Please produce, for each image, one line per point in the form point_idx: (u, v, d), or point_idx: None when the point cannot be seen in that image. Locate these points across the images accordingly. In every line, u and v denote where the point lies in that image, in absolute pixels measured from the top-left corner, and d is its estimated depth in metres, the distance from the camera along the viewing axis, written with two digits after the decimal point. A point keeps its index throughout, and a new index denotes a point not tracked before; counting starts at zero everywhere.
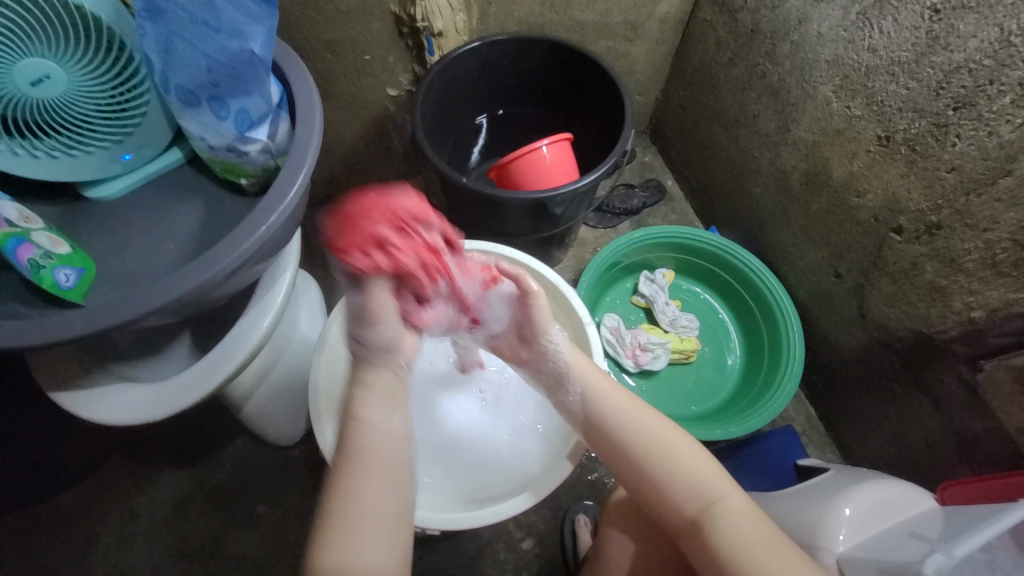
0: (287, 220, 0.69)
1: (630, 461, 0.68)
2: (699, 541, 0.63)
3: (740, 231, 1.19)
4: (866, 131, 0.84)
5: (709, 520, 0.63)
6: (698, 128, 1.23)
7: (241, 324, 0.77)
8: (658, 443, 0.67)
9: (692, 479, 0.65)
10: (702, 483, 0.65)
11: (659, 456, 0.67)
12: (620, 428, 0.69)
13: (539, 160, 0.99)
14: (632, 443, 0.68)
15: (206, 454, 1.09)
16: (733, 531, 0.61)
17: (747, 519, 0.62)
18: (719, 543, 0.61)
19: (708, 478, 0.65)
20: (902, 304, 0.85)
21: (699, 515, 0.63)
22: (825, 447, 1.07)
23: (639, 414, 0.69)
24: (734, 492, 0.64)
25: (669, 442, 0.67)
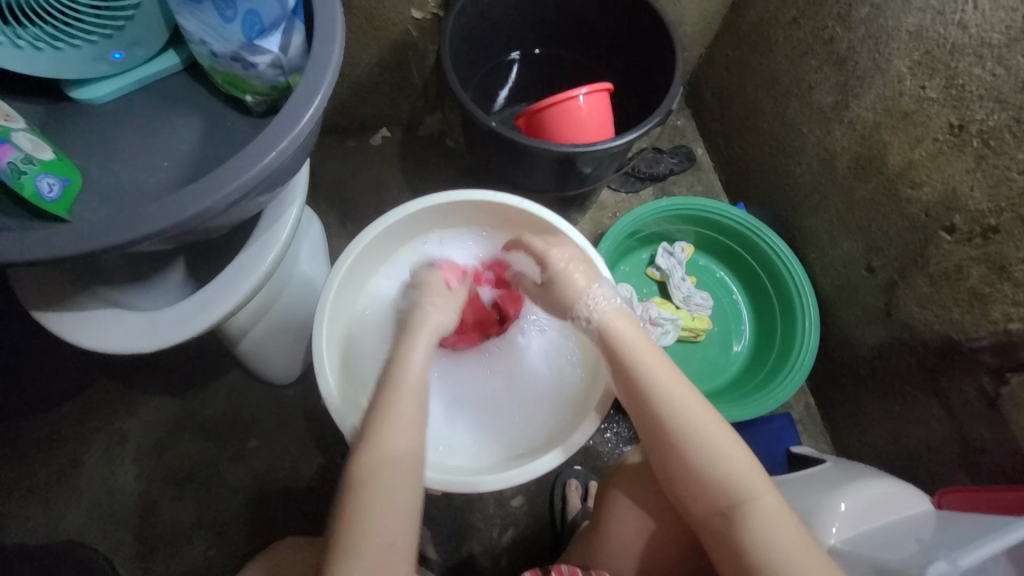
0: (298, 148, 0.62)
1: (670, 444, 0.66)
2: (722, 533, 0.62)
3: (769, 212, 1.13)
4: (937, 117, 0.77)
5: (741, 516, 0.61)
6: (742, 94, 1.13)
7: (243, 256, 0.71)
8: (704, 434, 0.64)
9: (730, 474, 0.63)
10: (739, 478, 0.62)
11: (701, 446, 0.64)
12: (666, 400, 0.66)
13: (574, 110, 0.90)
14: (678, 427, 0.65)
15: (198, 385, 1.06)
16: (764, 531, 0.59)
17: (783, 523, 0.60)
18: (746, 539, 0.60)
19: (746, 475, 0.62)
20: (935, 307, 0.82)
21: (729, 508, 0.62)
22: (820, 437, 1.07)
23: (684, 397, 0.67)
24: (771, 494, 0.62)
25: (707, 431, 0.65)
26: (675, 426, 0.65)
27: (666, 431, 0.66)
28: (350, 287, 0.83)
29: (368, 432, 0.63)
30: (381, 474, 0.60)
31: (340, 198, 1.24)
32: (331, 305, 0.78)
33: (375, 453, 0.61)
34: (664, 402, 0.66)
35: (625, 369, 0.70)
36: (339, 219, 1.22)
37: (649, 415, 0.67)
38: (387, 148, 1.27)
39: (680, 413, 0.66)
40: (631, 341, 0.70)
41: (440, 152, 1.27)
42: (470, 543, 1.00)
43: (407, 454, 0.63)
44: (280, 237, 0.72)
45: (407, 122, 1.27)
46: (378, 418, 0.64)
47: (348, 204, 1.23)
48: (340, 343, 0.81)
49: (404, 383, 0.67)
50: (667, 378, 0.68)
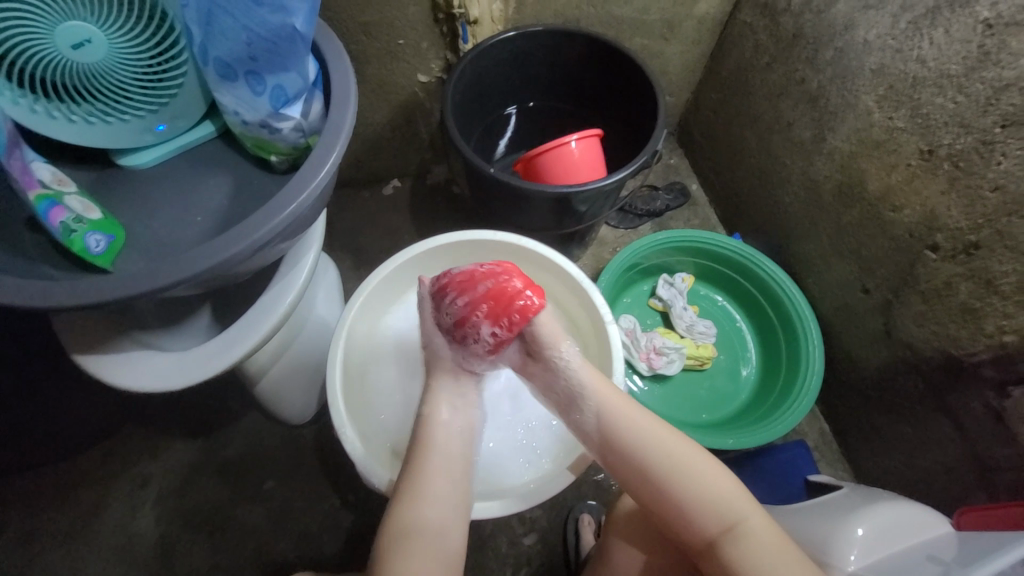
0: (316, 199, 0.69)
1: (653, 481, 0.67)
2: (716, 558, 0.63)
3: (764, 241, 1.17)
4: (908, 144, 0.82)
5: (732, 539, 0.63)
6: (728, 133, 1.21)
7: (264, 299, 0.78)
8: (685, 466, 0.66)
9: (712, 499, 0.65)
10: (722, 502, 0.64)
11: (680, 474, 0.66)
12: (638, 446, 0.68)
13: (567, 155, 0.98)
14: (659, 464, 0.67)
15: (218, 426, 1.10)
16: (756, 551, 0.61)
17: (773, 540, 0.62)
18: (740, 561, 0.62)
19: (731, 499, 0.65)
20: (930, 324, 0.83)
21: (720, 534, 0.63)
22: (836, 464, 1.05)
23: (660, 433, 0.69)
24: (756, 514, 0.64)
25: (687, 459, 0.67)
26: (658, 463, 0.67)
27: (648, 469, 0.67)
28: (361, 324, 0.88)
29: (409, 487, 0.68)
30: (431, 531, 0.65)
31: (354, 245, 1.32)
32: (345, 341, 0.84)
33: (421, 512, 0.66)
34: (639, 444, 0.69)
35: (604, 418, 0.71)
36: (353, 264, 1.30)
37: (630, 457, 0.69)
38: (398, 197, 1.37)
39: (660, 449, 0.68)
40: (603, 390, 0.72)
41: (447, 198, 1.36)
42: None
43: (451, 505, 0.68)
44: (298, 280, 0.79)
45: (416, 173, 1.37)
46: (420, 475, 0.68)
47: (362, 250, 1.31)
48: (352, 378, 0.85)
49: (446, 438, 0.71)
50: (643, 418, 0.70)
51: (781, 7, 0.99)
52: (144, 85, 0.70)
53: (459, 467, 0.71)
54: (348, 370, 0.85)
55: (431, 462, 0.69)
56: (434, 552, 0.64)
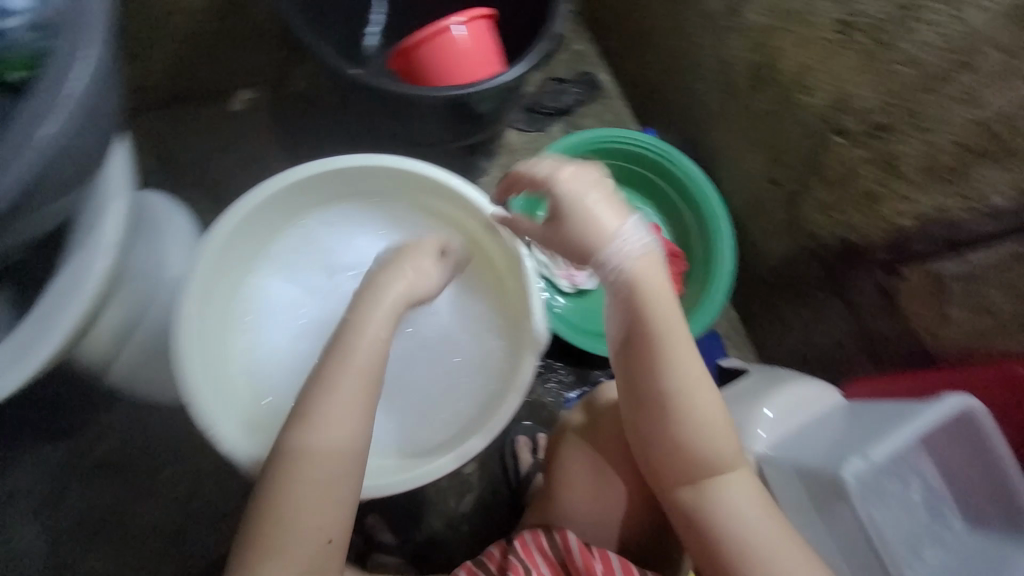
0: (83, 135, 0.47)
1: (664, 416, 0.61)
2: (689, 502, 0.61)
3: (679, 133, 1.10)
4: (825, 14, 0.73)
5: (715, 488, 0.60)
6: (638, 6, 1.05)
7: (57, 284, 0.57)
8: (707, 409, 0.61)
9: (712, 453, 0.60)
10: (722, 457, 0.60)
11: (689, 428, 0.60)
12: (655, 375, 0.61)
13: (454, 45, 0.78)
14: (676, 406, 0.61)
15: (88, 421, 0.93)
16: (735, 507, 0.59)
17: (754, 498, 0.60)
18: (714, 510, 0.60)
19: (734, 453, 0.61)
20: (833, 213, 0.83)
21: (705, 478, 0.60)
22: (744, 348, 1.13)
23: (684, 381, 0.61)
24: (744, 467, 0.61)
25: (705, 416, 0.60)
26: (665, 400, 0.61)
27: (662, 403, 0.61)
28: (218, 287, 0.70)
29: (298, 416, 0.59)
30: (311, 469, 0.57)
31: (209, 180, 1.05)
32: (202, 316, 0.67)
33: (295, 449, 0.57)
34: (657, 370, 0.61)
35: (643, 344, 0.62)
36: (214, 206, 1.05)
37: (649, 386, 0.62)
38: (254, 113, 1.09)
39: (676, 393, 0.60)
40: (671, 324, 0.62)
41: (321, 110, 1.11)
42: (429, 518, 0.99)
43: (335, 455, 0.58)
44: (97, 254, 0.57)
45: (271, 80, 1.09)
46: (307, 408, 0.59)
47: (223, 186, 1.06)
48: (213, 359, 0.67)
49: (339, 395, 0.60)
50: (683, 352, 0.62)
51: None
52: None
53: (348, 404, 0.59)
54: (209, 350, 0.68)
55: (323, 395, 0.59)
56: (312, 510, 0.56)
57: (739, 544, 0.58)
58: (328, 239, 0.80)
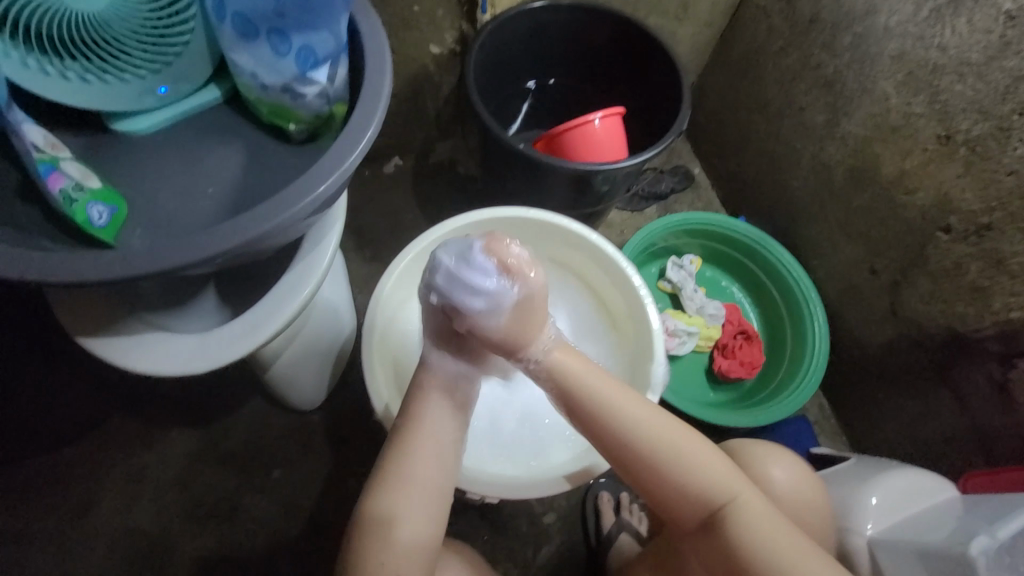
0: (344, 181, 0.63)
1: (644, 472, 0.65)
2: (716, 541, 0.62)
3: (770, 223, 1.20)
4: (924, 129, 0.84)
5: (723, 520, 0.62)
6: (735, 115, 1.22)
7: (286, 279, 0.72)
8: (677, 447, 0.64)
9: (707, 481, 0.63)
10: (716, 483, 0.63)
11: (668, 461, 0.63)
12: (622, 423, 0.65)
13: (591, 133, 0.96)
14: (651, 454, 0.64)
15: (220, 416, 1.04)
16: (748, 534, 0.60)
17: (763, 520, 0.61)
18: (735, 544, 0.60)
19: (722, 478, 0.63)
20: (939, 302, 0.87)
21: (713, 516, 0.62)
22: (836, 437, 1.10)
23: (654, 419, 0.65)
24: (745, 490, 0.62)
25: (681, 448, 0.64)
26: (643, 446, 0.64)
27: (637, 460, 0.64)
28: (392, 307, 0.84)
29: (383, 474, 0.65)
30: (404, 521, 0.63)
31: (356, 225, 1.26)
32: (378, 325, 0.80)
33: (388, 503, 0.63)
34: (625, 426, 0.65)
35: (592, 412, 0.66)
36: (356, 245, 1.24)
37: (616, 448, 0.65)
38: (400, 176, 1.31)
39: (647, 437, 0.64)
40: (607, 394, 0.66)
41: (453, 178, 1.32)
42: (506, 564, 0.99)
43: (420, 522, 0.64)
44: (322, 259, 0.72)
45: (418, 151, 1.32)
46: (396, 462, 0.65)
47: (365, 230, 1.26)
48: (388, 366, 0.80)
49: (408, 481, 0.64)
50: (624, 403, 0.65)
51: None
52: (142, 41, 0.67)
53: (434, 448, 0.67)
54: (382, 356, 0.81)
55: (411, 438, 0.66)
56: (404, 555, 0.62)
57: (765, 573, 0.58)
58: None
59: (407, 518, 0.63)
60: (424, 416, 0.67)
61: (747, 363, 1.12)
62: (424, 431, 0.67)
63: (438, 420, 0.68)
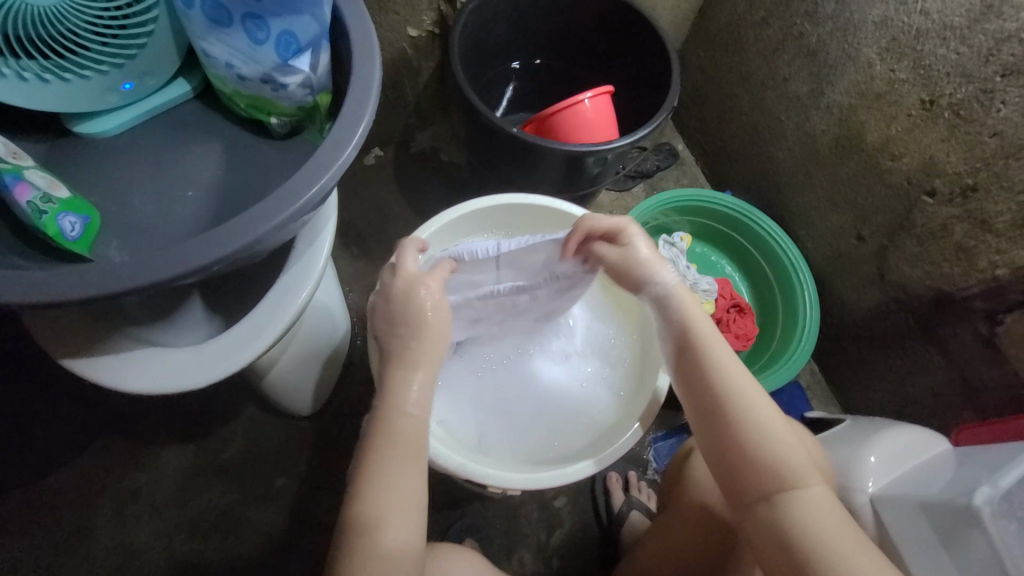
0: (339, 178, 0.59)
1: (725, 425, 0.61)
2: (767, 517, 0.57)
3: (756, 196, 1.21)
4: (909, 95, 0.86)
5: (786, 501, 0.57)
6: (718, 89, 1.21)
7: (280, 283, 0.68)
8: (760, 413, 0.61)
9: (778, 453, 0.59)
10: (789, 460, 0.58)
11: (745, 418, 0.61)
12: (715, 363, 0.64)
13: (582, 114, 0.94)
14: (731, 405, 0.62)
15: (215, 427, 1.00)
16: (808, 523, 0.55)
17: (829, 516, 0.55)
18: (790, 524, 0.55)
19: (797, 461, 0.58)
20: (925, 264, 0.91)
21: (775, 492, 0.57)
22: (828, 400, 1.14)
23: (741, 377, 0.64)
24: (819, 482, 0.57)
25: (761, 412, 0.61)
26: (724, 395, 0.62)
27: (725, 413, 0.62)
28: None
29: (361, 487, 0.57)
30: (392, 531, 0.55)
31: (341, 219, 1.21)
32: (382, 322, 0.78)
33: (377, 513, 0.55)
34: (716, 369, 0.64)
35: (687, 349, 0.67)
36: (342, 242, 1.20)
37: (708, 395, 0.63)
38: (383, 167, 1.27)
39: (731, 388, 0.63)
40: (718, 349, 0.65)
41: (437, 167, 1.28)
42: (520, 550, 0.99)
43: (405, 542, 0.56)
44: (318, 258, 0.69)
45: (399, 141, 1.28)
46: (380, 465, 0.58)
47: (350, 226, 1.22)
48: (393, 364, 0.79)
49: (394, 488, 0.57)
50: (731, 365, 0.64)
51: None
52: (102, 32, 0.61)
53: (411, 453, 0.59)
54: None
55: (393, 442, 0.59)
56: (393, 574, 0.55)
57: (818, 564, 0.53)
58: None
59: (392, 534, 0.55)
60: (401, 415, 0.60)
61: (742, 336, 1.15)
62: (404, 433, 0.59)
63: (411, 406, 0.61)
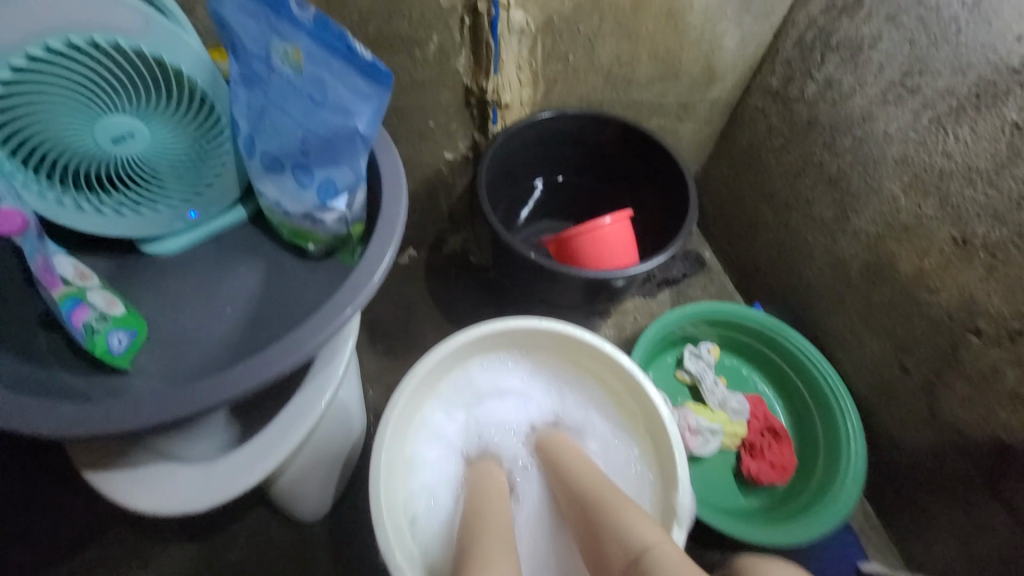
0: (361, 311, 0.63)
1: (596, 512, 0.71)
2: None
3: (787, 311, 1.18)
4: (939, 231, 0.84)
5: (645, 562, 0.61)
6: (742, 205, 1.24)
7: (296, 401, 0.70)
8: (604, 489, 0.73)
9: (629, 523, 0.66)
10: (637, 526, 0.65)
11: (604, 500, 0.71)
12: (576, 466, 0.78)
13: (602, 236, 0.97)
14: (590, 493, 0.73)
15: (220, 525, 1.00)
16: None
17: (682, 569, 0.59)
18: None
19: (645, 524, 0.66)
20: (979, 408, 0.83)
21: (635, 555, 0.63)
22: (883, 549, 1.00)
23: (588, 467, 0.78)
24: (664, 537, 0.63)
25: (611, 491, 0.72)
26: (587, 481, 0.75)
27: (587, 499, 0.73)
28: (404, 420, 0.81)
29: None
30: None
31: (370, 315, 1.27)
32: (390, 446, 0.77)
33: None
34: (573, 467, 0.79)
35: (552, 461, 0.82)
36: (368, 338, 1.25)
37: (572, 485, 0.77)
38: (414, 267, 1.34)
39: (585, 476, 0.77)
40: (573, 453, 0.81)
41: (464, 268, 1.34)
42: None
43: None
44: (335, 376, 0.72)
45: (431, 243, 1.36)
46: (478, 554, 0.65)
47: (378, 322, 1.27)
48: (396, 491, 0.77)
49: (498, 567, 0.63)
50: (581, 460, 0.79)
51: (794, 96, 1.05)
52: (174, 175, 0.70)
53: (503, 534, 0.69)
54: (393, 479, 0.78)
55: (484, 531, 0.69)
56: None
57: None
58: (483, 379, 0.92)
59: None
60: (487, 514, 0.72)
61: (779, 465, 1.05)
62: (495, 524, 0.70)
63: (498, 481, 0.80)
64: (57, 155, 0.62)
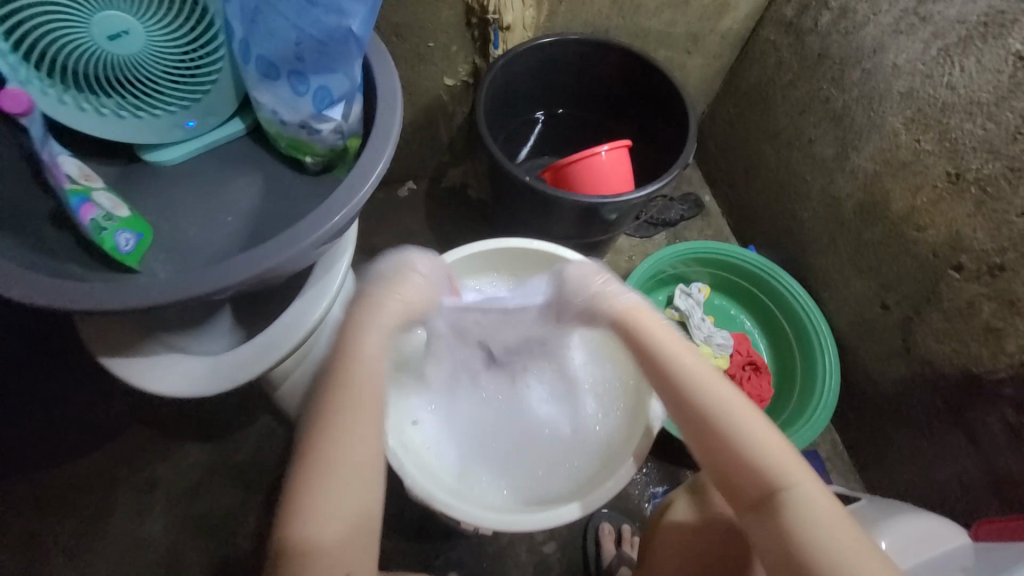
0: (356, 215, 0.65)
1: (713, 437, 0.60)
2: (769, 524, 0.57)
3: (780, 253, 1.19)
4: (935, 166, 0.84)
5: (781, 506, 0.57)
6: (744, 145, 1.22)
7: (295, 305, 0.74)
8: (732, 417, 0.60)
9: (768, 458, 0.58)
10: (779, 463, 0.58)
11: (729, 427, 0.60)
12: (685, 375, 0.63)
13: (598, 165, 0.98)
14: (715, 414, 0.60)
15: (229, 430, 1.07)
16: (811, 525, 0.55)
17: (825, 512, 0.56)
18: (797, 533, 0.55)
19: (790, 462, 0.58)
20: (951, 341, 0.87)
21: (769, 495, 0.58)
22: (847, 474, 1.07)
23: (707, 380, 0.63)
24: (805, 478, 0.57)
25: (740, 417, 0.60)
26: (705, 401, 0.61)
27: (708, 422, 0.60)
28: None
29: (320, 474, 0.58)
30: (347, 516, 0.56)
31: (369, 245, 1.29)
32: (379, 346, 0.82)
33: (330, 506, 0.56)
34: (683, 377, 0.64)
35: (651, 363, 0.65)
36: None
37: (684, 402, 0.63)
38: (413, 200, 1.35)
39: (706, 393, 0.62)
40: (682, 360, 0.64)
41: (463, 203, 1.35)
42: None
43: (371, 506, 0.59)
44: (331, 283, 0.75)
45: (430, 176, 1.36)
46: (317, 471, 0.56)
47: (376, 252, 1.29)
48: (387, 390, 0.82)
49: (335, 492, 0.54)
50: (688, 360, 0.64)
51: (806, 27, 1.01)
52: (173, 80, 0.70)
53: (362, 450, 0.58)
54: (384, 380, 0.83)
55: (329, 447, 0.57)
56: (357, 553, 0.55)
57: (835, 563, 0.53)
58: None
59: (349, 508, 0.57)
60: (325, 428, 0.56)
61: (756, 396, 1.10)
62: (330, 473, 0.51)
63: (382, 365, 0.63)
64: (54, 53, 0.62)
